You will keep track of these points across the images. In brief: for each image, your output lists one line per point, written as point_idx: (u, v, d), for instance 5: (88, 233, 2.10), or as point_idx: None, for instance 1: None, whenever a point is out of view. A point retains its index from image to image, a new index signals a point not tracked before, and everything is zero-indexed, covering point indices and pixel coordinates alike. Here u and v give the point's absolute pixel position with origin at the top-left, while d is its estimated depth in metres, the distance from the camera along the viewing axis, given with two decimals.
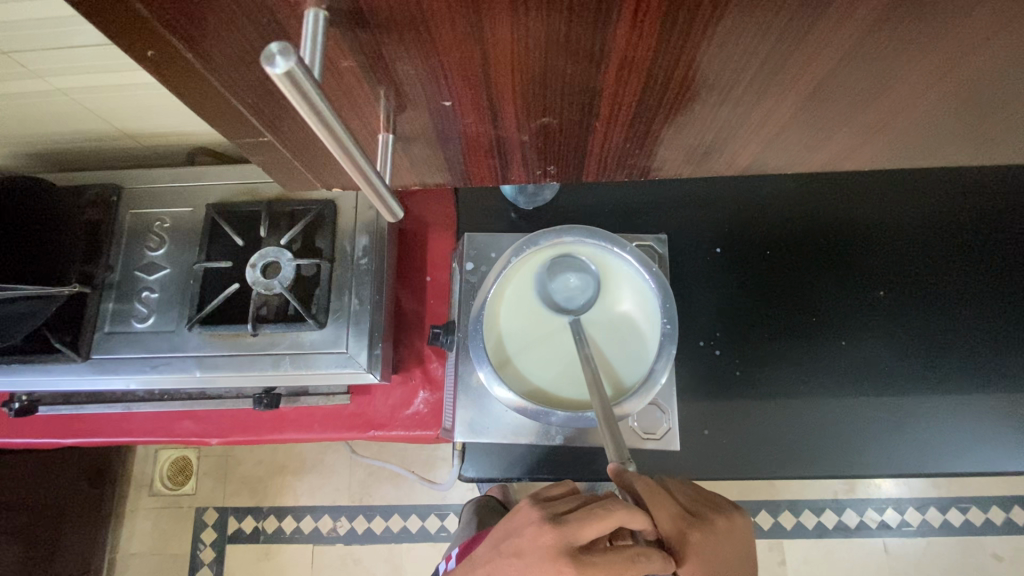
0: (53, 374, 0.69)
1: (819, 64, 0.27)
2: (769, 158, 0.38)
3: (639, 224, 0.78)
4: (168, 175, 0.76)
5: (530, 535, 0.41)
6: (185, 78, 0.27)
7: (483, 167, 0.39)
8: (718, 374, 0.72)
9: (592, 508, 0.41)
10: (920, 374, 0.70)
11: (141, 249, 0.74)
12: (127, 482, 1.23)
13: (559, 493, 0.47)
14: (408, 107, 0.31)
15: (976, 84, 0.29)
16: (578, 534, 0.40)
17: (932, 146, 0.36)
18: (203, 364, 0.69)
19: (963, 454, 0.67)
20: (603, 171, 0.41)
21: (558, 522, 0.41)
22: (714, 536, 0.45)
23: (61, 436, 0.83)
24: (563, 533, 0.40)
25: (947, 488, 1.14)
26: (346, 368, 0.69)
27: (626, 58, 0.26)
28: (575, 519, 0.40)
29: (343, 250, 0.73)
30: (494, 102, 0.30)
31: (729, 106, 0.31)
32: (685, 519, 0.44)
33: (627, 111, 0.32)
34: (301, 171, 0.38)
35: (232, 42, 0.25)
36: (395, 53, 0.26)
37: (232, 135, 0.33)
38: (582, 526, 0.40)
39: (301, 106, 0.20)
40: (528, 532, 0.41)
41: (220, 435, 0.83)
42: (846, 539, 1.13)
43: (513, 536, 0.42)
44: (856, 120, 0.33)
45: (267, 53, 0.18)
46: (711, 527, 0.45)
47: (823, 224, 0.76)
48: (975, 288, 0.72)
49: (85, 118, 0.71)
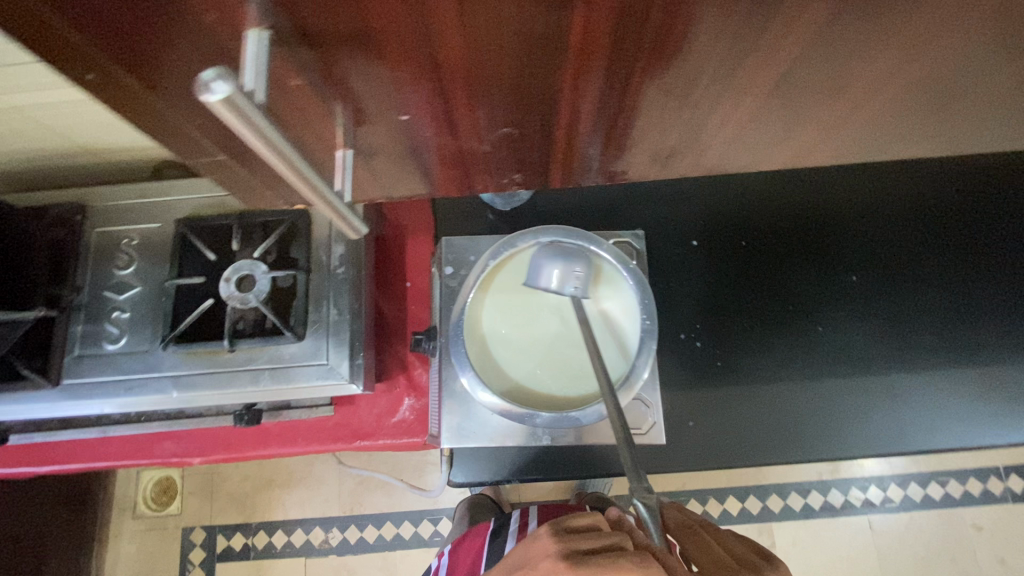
0: (23, 402, 0.67)
1: (772, 67, 0.27)
2: (735, 157, 0.38)
3: (616, 221, 0.78)
4: (134, 191, 0.74)
5: (544, 569, 0.39)
6: (129, 101, 0.26)
7: (454, 176, 0.39)
8: (699, 366, 0.72)
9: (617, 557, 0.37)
10: (895, 355, 0.71)
11: (110, 268, 0.72)
12: (109, 506, 1.19)
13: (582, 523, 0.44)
14: (366, 122, 0.30)
15: (929, 81, 0.30)
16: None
17: (899, 138, 0.37)
18: (179, 383, 0.68)
19: (940, 430, 0.68)
20: (572, 177, 0.41)
21: (576, 562, 0.38)
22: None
23: (36, 465, 0.80)
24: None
25: (926, 463, 1.17)
26: (328, 380, 0.68)
27: (583, 64, 0.26)
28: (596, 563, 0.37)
29: (319, 260, 0.72)
30: (452, 114, 0.30)
31: (690, 109, 0.31)
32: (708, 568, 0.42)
33: (587, 119, 0.32)
34: (263, 188, 0.37)
35: (175, 64, 0.24)
36: (347, 70, 0.25)
37: (186, 156, 0.32)
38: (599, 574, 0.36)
39: (244, 131, 0.19)
40: (544, 566, 0.40)
41: (201, 454, 0.82)
42: (832, 518, 1.15)
43: (528, 567, 0.41)
44: (814, 118, 0.33)
45: (203, 82, 0.17)
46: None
47: (794, 212, 0.77)
48: (944, 270, 0.73)
49: (43, 135, 0.69)
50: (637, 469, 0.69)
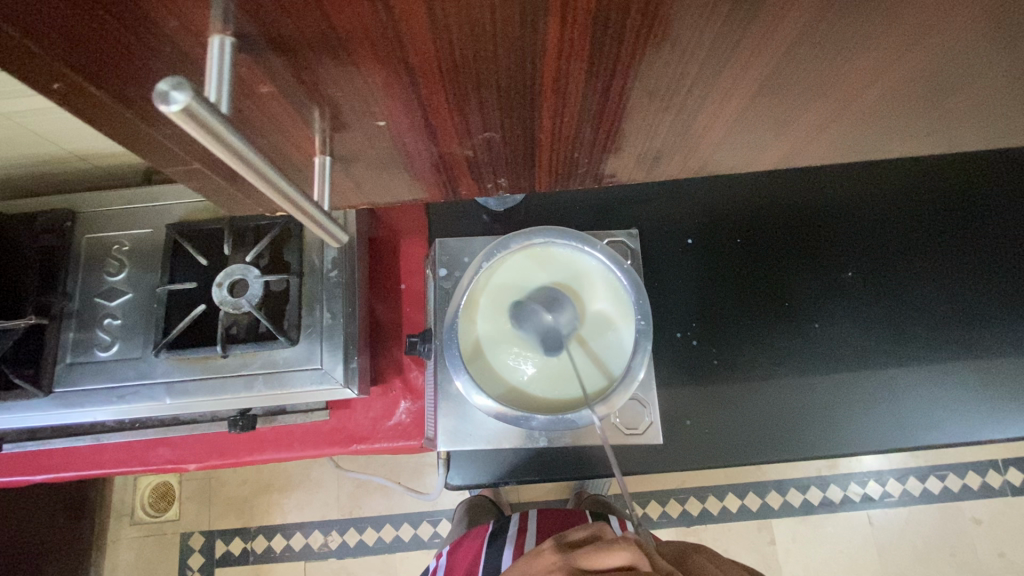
0: (14, 411, 0.66)
1: (758, 67, 0.27)
2: (722, 160, 0.38)
3: (611, 220, 0.78)
4: (124, 196, 0.74)
5: None
6: (98, 110, 0.26)
7: (439, 181, 0.38)
8: (696, 364, 0.72)
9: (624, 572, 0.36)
10: (892, 351, 0.71)
11: (100, 274, 0.72)
12: (106, 512, 1.18)
13: (582, 537, 0.45)
14: (345, 128, 0.30)
15: (920, 79, 0.29)
16: None
17: (892, 135, 0.36)
18: (172, 390, 0.67)
19: (938, 426, 0.68)
20: (559, 181, 0.40)
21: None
22: None
23: (30, 473, 0.80)
24: None
25: (925, 458, 1.17)
26: (322, 384, 0.68)
27: (561, 67, 0.25)
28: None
29: (312, 264, 0.71)
30: (431, 120, 0.29)
31: (674, 111, 0.31)
32: None
33: (569, 122, 0.31)
34: (244, 197, 0.37)
35: (142, 72, 0.23)
36: (319, 76, 0.24)
37: (162, 164, 0.31)
38: None
39: (208, 141, 0.19)
40: None
41: (197, 460, 0.81)
42: (832, 513, 1.15)
43: None
44: (803, 118, 0.33)
45: (159, 91, 0.16)
46: None
47: (789, 209, 0.76)
48: (941, 265, 0.73)
49: (30, 141, 0.68)
50: (634, 470, 0.69)
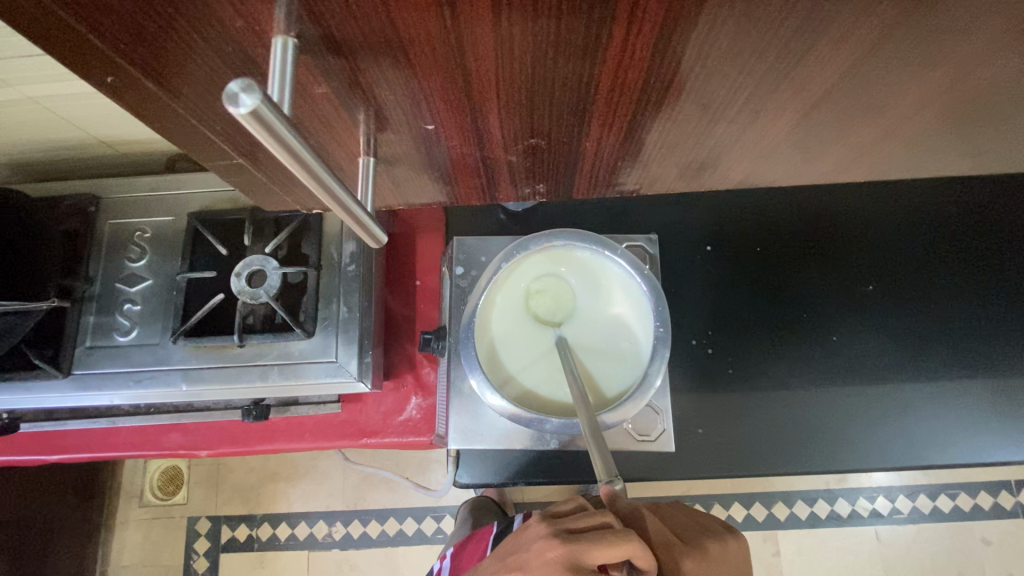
0: (33, 391, 0.67)
1: (817, 83, 0.26)
2: (764, 172, 0.37)
3: (630, 225, 0.77)
4: (146, 183, 0.74)
5: (537, 549, 0.38)
6: (150, 104, 0.26)
7: (473, 185, 0.38)
8: (710, 373, 0.71)
9: (608, 532, 0.37)
10: (913, 368, 0.70)
11: (121, 260, 0.72)
12: (115, 494, 1.20)
13: (567, 509, 0.44)
14: (390, 130, 0.30)
15: (976, 98, 0.29)
16: (587, 555, 0.36)
17: (932, 156, 0.36)
18: (189, 377, 0.68)
19: (956, 445, 0.67)
20: (594, 188, 0.40)
21: (570, 537, 0.37)
22: (706, 563, 0.42)
23: (44, 453, 0.80)
24: (573, 551, 0.36)
25: (937, 475, 1.15)
26: (336, 377, 0.68)
27: (617, 78, 0.25)
28: (589, 539, 0.37)
29: (330, 256, 0.71)
30: (479, 123, 0.29)
31: (723, 124, 0.30)
32: (677, 546, 0.41)
33: (618, 131, 0.31)
34: (279, 191, 0.37)
35: (198, 70, 0.24)
36: (372, 78, 0.24)
37: (205, 158, 0.32)
38: (594, 548, 0.36)
39: (271, 144, 0.19)
40: (536, 547, 0.39)
41: (208, 447, 0.82)
42: (838, 527, 1.14)
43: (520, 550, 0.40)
44: (850, 135, 0.32)
45: (229, 93, 0.16)
46: (702, 554, 0.42)
47: (811, 218, 0.75)
48: (967, 282, 0.71)
49: (58, 126, 0.69)
50: (644, 476, 0.69)
